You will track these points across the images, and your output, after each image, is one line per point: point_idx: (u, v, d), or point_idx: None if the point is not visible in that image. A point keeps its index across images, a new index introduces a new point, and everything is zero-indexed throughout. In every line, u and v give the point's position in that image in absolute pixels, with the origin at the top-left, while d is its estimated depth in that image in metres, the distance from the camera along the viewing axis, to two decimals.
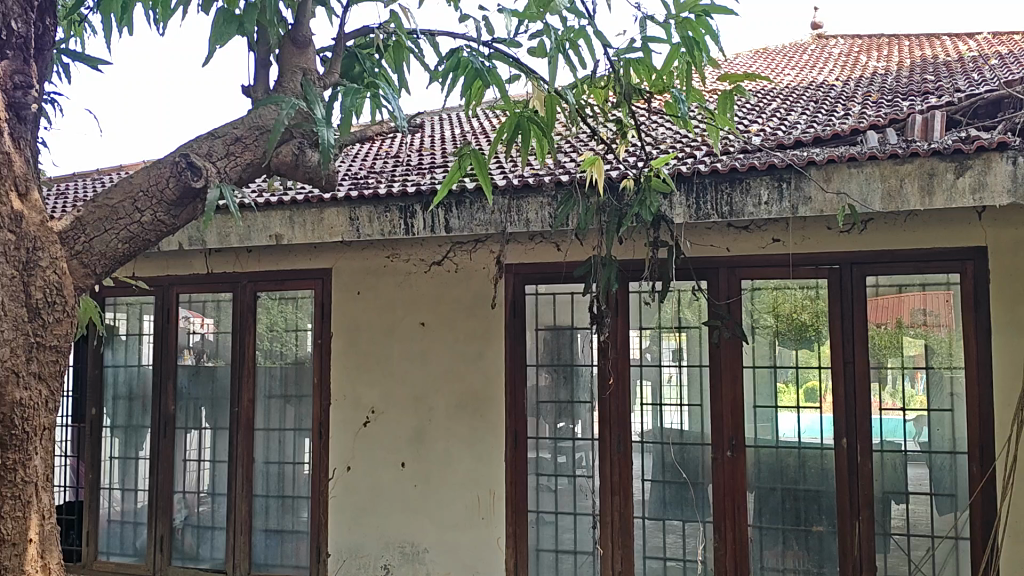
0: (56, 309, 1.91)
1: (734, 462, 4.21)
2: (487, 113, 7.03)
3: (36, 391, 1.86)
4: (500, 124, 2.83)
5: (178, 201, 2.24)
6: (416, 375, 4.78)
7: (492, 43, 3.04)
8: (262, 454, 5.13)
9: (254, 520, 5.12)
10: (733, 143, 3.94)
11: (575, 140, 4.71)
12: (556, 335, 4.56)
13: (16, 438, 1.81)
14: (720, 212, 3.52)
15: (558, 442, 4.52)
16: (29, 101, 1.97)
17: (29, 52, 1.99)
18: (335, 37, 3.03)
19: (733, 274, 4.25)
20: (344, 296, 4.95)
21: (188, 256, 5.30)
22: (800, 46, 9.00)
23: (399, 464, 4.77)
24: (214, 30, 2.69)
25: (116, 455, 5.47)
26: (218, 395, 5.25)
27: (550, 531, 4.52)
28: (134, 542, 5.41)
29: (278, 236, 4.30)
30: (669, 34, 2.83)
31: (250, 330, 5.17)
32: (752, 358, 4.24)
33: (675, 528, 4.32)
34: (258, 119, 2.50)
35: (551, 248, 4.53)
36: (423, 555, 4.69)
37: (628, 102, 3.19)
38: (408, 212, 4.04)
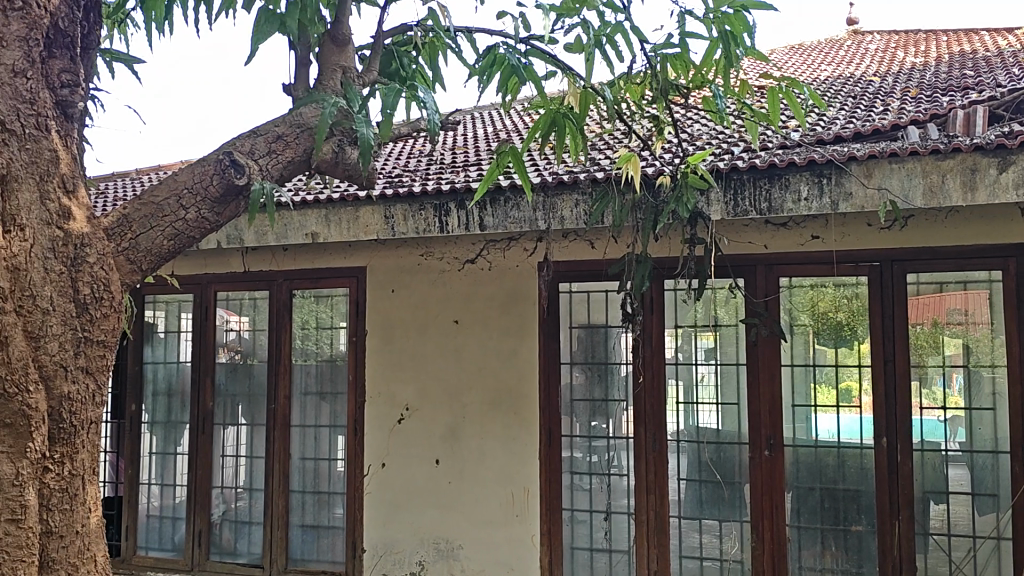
0: (103, 304, 1.93)
1: (773, 461, 4.18)
2: (519, 112, 7.03)
3: (83, 385, 1.89)
4: (535, 120, 2.82)
5: (221, 198, 2.27)
6: (449, 372, 4.80)
7: (529, 40, 3.05)
8: (298, 450, 5.16)
9: (290, 516, 5.16)
10: (772, 139, 3.92)
11: (610, 137, 4.69)
12: (591, 333, 4.54)
13: (64, 431, 1.84)
14: (759, 209, 3.49)
15: (593, 441, 4.50)
16: (76, 100, 1.99)
17: (75, 51, 2.02)
18: (373, 36, 3.05)
19: (770, 272, 4.21)
20: (378, 294, 4.97)
21: (226, 255, 5.35)
22: (835, 42, 8.89)
23: (433, 461, 4.79)
24: (254, 27, 2.74)
25: (155, 450, 5.54)
26: (254, 391, 5.29)
27: (584, 530, 4.50)
28: (173, 537, 5.47)
29: (314, 235, 4.34)
30: (707, 29, 2.82)
31: (286, 328, 5.21)
32: (790, 357, 4.21)
33: (712, 528, 4.30)
34: (299, 117, 2.54)
35: (585, 246, 4.51)
36: (458, 552, 4.71)
37: (666, 97, 3.18)
38: (443, 210, 4.05)
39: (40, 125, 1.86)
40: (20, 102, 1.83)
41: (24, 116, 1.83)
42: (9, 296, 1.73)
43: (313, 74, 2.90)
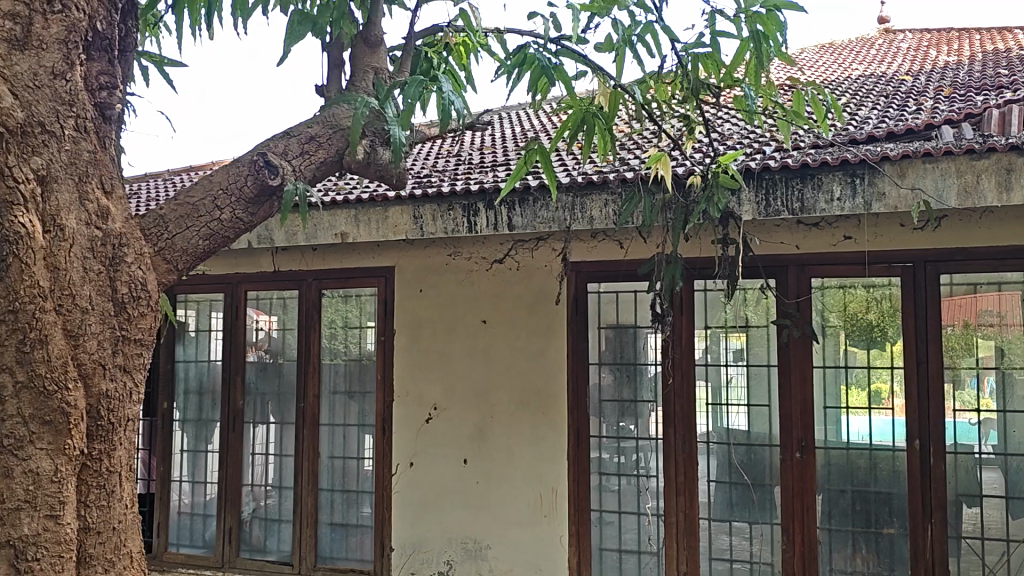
0: (141, 303, 1.96)
1: (804, 463, 4.15)
2: (548, 112, 7.02)
3: (121, 383, 1.91)
4: (564, 119, 2.82)
5: (256, 199, 2.30)
6: (477, 372, 4.81)
7: (559, 40, 3.06)
8: (327, 450, 5.20)
9: (319, 514, 5.19)
10: (803, 138, 3.89)
11: (639, 137, 4.68)
12: (620, 333, 4.53)
13: (102, 429, 1.86)
14: (791, 208, 3.47)
15: (621, 442, 4.49)
16: (114, 101, 2.02)
17: (113, 53, 2.05)
18: (405, 36, 3.06)
19: (802, 272, 4.19)
20: (406, 295, 4.99)
21: (256, 255, 5.39)
22: (868, 41, 8.80)
23: (462, 461, 4.81)
24: (288, 29, 2.78)
25: (187, 448, 5.60)
26: (284, 390, 5.32)
27: (613, 531, 4.50)
28: (203, 534, 5.53)
29: (344, 235, 4.37)
30: (738, 28, 2.82)
31: (315, 328, 5.24)
32: (822, 359, 4.18)
33: (742, 530, 4.28)
34: (332, 118, 2.56)
35: (614, 246, 4.50)
36: (486, 552, 4.71)
37: (696, 97, 3.16)
38: (472, 211, 4.05)
39: (79, 126, 1.88)
40: (60, 103, 1.83)
41: (64, 117, 1.84)
42: (49, 296, 1.75)
43: (345, 75, 2.93)
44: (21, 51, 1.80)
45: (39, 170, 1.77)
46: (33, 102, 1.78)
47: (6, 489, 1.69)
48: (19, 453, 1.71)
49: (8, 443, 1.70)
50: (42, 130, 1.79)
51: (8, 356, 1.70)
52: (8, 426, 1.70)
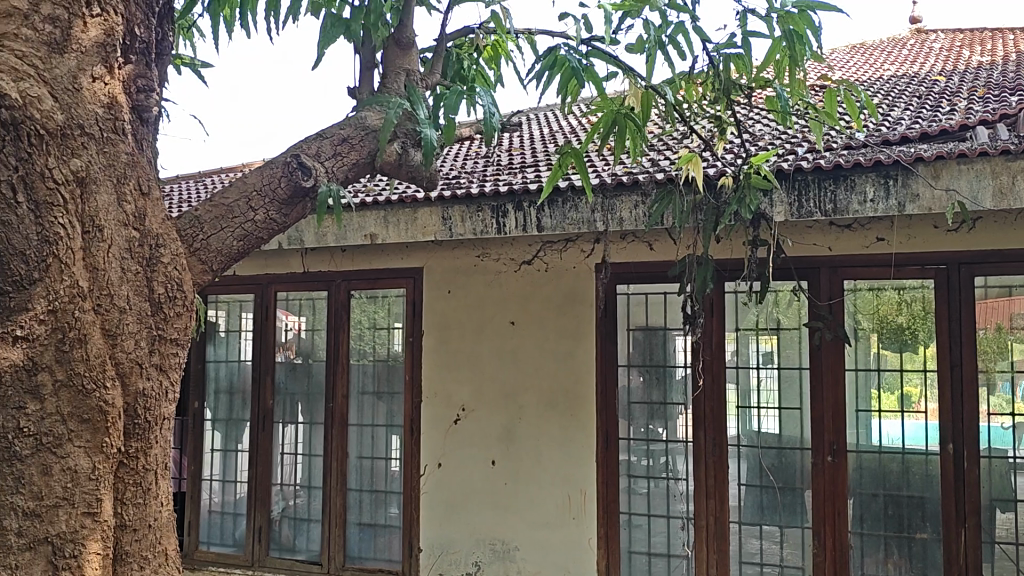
0: (177, 303, 1.99)
1: (836, 467, 4.12)
2: (577, 113, 7.01)
3: (158, 382, 1.93)
4: (595, 121, 2.82)
5: (289, 200, 2.32)
6: (506, 373, 4.81)
7: (590, 41, 3.05)
8: (356, 450, 5.23)
9: (348, 514, 5.22)
10: (836, 139, 3.86)
11: (669, 138, 4.67)
12: (649, 335, 4.52)
13: (140, 428, 1.89)
14: (824, 210, 3.45)
15: (651, 445, 4.48)
16: (151, 103, 2.04)
17: (150, 57, 2.07)
18: (436, 38, 3.07)
19: (834, 274, 4.15)
20: (435, 295, 5.01)
21: (286, 255, 5.43)
22: (899, 42, 8.72)
23: (490, 462, 4.81)
24: (321, 32, 2.85)
25: (217, 447, 5.66)
26: (313, 390, 5.36)
27: (642, 534, 4.48)
28: (233, 533, 5.57)
29: (373, 236, 4.39)
30: (771, 28, 2.81)
31: (345, 328, 5.27)
32: (854, 362, 4.15)
33: (773, 534, 4.25)
34: (364, 120, 2.58)
35: (644, 247, 4.49)
36: (514, 554, 4.72)
37: (728, 97, 3.15)
38: (501, 212, 4.05)
39: (118, 128, 1.90)
40: (99, 106, 1.85)
41: (102, 120, 1.85)
42: (88, 296, 1.77)
43: (377, 76, 2.95)
44: (60, 55, 1.82)
45: (80, 171, 1.78)
46: (73, 104, 1.79)
47: (45, 487, 1.70)
48: (58, 451, 1.72)
49: (48, 441, 1.71)
50: (82, 132, 1.79)
51: (48, 356, 1.71)
52: (48, 425, 1.71)
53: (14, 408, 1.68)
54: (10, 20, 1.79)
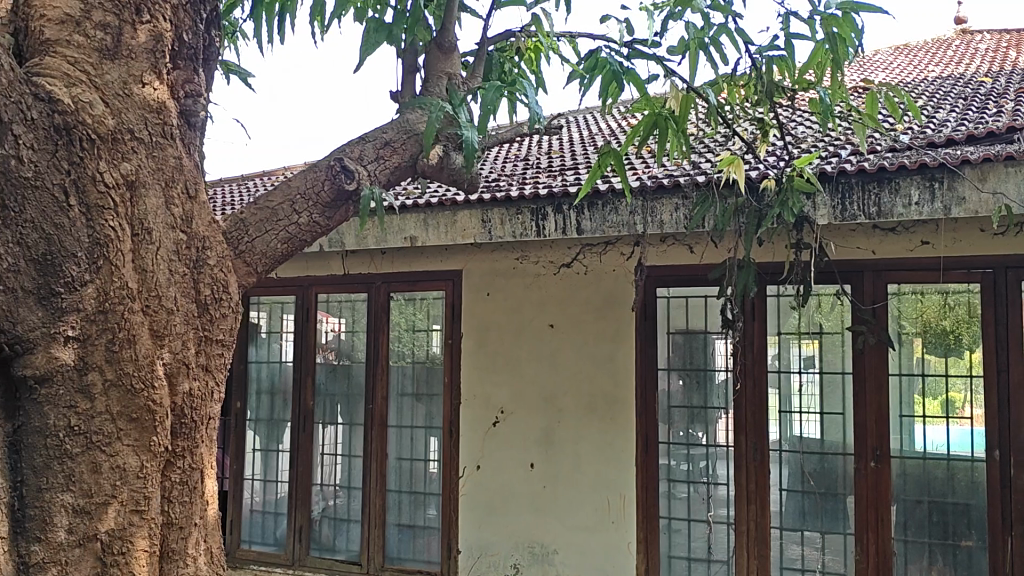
0: (223, 304, 2.03)
1: (879, 472, 4.07)
2: (616, 116, 7.01)
3: (203, 382, 1.97)
4: (636, 123, 2.81)
5: (332, 203, 2.34)
6: (545, 376, 4.81)
7: (632, 44, 3.05)
8: (395, 451, 5.26)
9: (387, 515, 5.25)
10: (881, 141, 3.82)
11: (710, 141, 4.65)
12: (689, 339, 4.49)
13: (186, 426, 1.92)
14: (867, 213, 3.41)
15: (691, 449, 4.45)
16: (198, 109, 2.07)
17: (198, 62, 2.11)
18: (478, 42, 3.10)
19: (878, 278, 4.10)
20: (473, 297, 5.03)
21: (327, 257, 5.48)
22: (944, 43, 8.59)
23: (529, 464, 4.82)
24: (364, 37, 2.87)
25: (259, 447, 5.73)
26: (353, 391, 5.40)
27: (681, 539, 4.46)
28: (275, 532, 5.63)
29: (413, 239, 4.42)
30: (813, 30, 2.80)
31: (384, 330, 5.31)
32: (898, 366, 4.09)
33: (814, 540, 4.21)
34: (407, 123, 2.60)
35: (684, 250, 4.47)
36: (553, 557, 4.71)
37: (770, 99, 3.13)
38: (540, 214, 4.05)
39: (166, 132, 1.92)
40: (148, 110, 1.88)
41: (152, 124, 1.88)
42: (138, 297, 1.79)
43: (419, 81, 2.97)
44: (112, 60, 1.86)
45: (130, 175, 1.81)
46: (122, 109, 1.83)
47: (95, 485, 1.72)
48: (107, 450, 1.74)
49: (97, 440, 1.72)
50: (132, 137, 1.83)
51: (97, 356, 1.73)
52: (98, 424, 1.73)
53: (65, 407, 1.71)
54: (63, 27, 1.83)
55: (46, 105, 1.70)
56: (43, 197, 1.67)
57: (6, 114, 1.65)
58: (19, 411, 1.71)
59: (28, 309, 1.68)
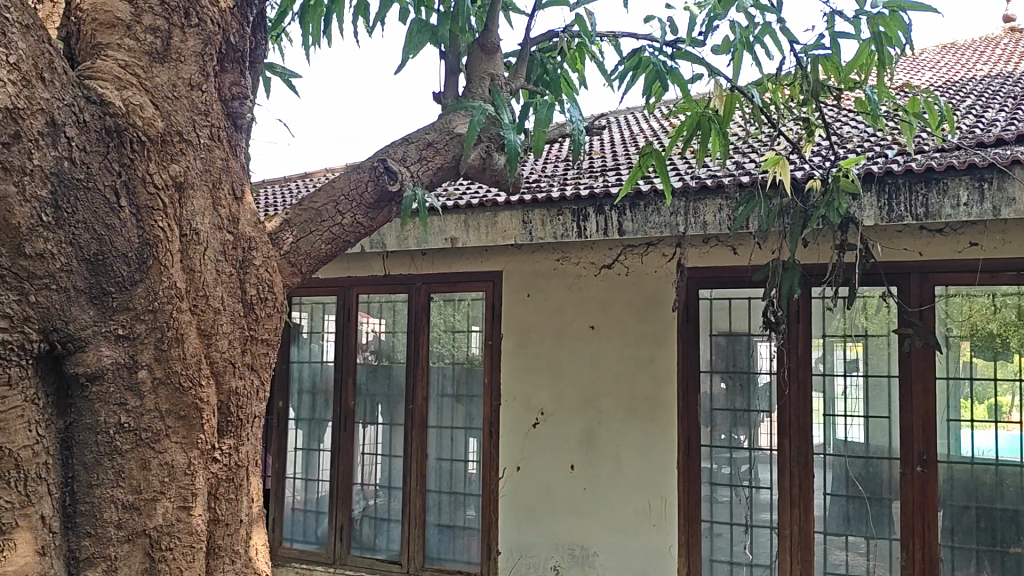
0: (268, 304, 2.05)
1: (925, 477, 4.00)
2: (657, 116, 6.97)
3: (249, 380, 2.00)
4: (679, 123, 2.79)
5: (376, 204, 2.35)
6: (585, 377, 4.80)
7: (676, 43, 3.04)
8: (435, 451, 5.28)
9: (427, 515, 5.27)
10: (928, 141, 3.77)
11: (752, 141, 4.61)
12: (732, 341, 4.46)
13: (232, 424, 1.94)
14: (914, 214, 3.36)
15: (734, 452, 4.41)
16: (245, 111, 2.11)
17: (245, 65, 2.15)
18: (521, 41, 3.10)
19: (925, 280, 4.04)
20: (514, 298, 5.04)
21: (367, 259, 5.52)
22: (992, 41, 8.44)
23: (568, 466, 4.81)
24: (408, 37, 2.93)
25: (301, 446, 5.79)
26: (393, 391, 5.43)
27: (723, 543, 4.43)
28: (316, 531, 5.68)
29: (453, 240, 4.45)
30: (859, 29, 2.78)
31: (425, 330, 5.33)
32: (946, 369, 4.02)
33: (859, 545, 4.16)
34: (448, 125, 2.63)
35: (727, 251, 4.43)
36: (594, 559, 4.70)
37: (816, 99, 3.10)
38: (581, 215, 4.04)
39: (214, 134, 1.95)
40: (197, 113, 1.91)
41: (200, 126, 1.91)
42: (185, 296, 1.82)
43: (462, 81, 2.99)
44: (161, 64, 1.89)
45: (178, 176, 1.84)
46: (172, 111, 1.85)
47: (144, 481, 1.74)
48: (156, 447, 1.76)
49: (147, 436, 1.75)
50: (180, 139, 1.86)
51: (147, 354, 1.75)
52: (147, 421, 1.75)
53: (116, 404, 1.72)
54: (114, 31, 1.87)
55: (98, 107, 1.71)
56: (96, 198, 1.67)
57: (62, 117, 1.63)
58: (71, 407, 1.72)
59: (80, 309, 1.67)
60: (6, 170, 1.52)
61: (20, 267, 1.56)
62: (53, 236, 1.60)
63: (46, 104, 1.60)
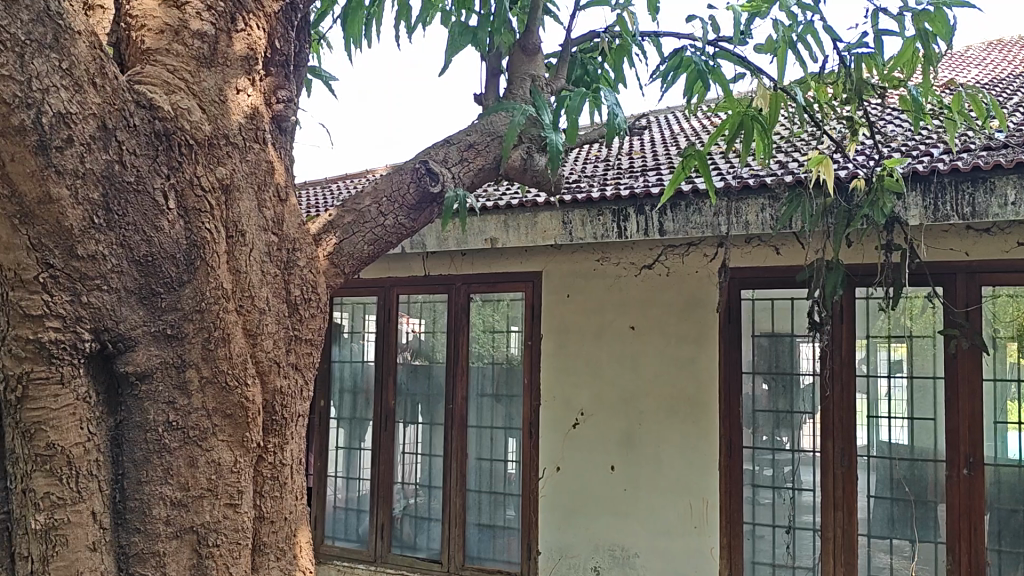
0: (311, 304, 2.08)
1: (971, 481, 3.94)
2: (698, 114, 6.93)
3: (294, 379, 2.02)
4: (722, 122, 2.78)
5: (417, 205, 2.37)
6: (625, 378, 4.79)
7: (718, 42, 3.04)
8: (475, 451, 5.30)
9: (467, 514, 5.30)
10: (974, 139, 3.71)
11: (794, 140, 4.58)
12: (775, 341, 4.43)
13: (277, 423, 1.97)
14: (961, 213, 3.32)
15: (776, 454, 4.38)
16: (290, 114, 2.14)
17: (288, 68, 2.18)
18: (562, 43, 3.12)
19: (971, 280, 3.98)
20: (553, 299, 5.04)
21: (408, 259, 5.56)
22: None
23: (609, 467, 4.80)
24: (450, 40, 3.00)
25: (342, 444, 5.84)
26: (433, 391, 5.46)
27: (766, 545, 4.40)
28: (357, 528, 5.73)
29: (493, 240, 4.47)
30: (904, 25, 2.74)
31: (465, 331, 5.35)
32: (993, 371, 3.96)
33: (903, 548, 4.11)
34: (490, 126, 2.65)
35: (770, 251, 4.40)
36: (635, 560, 4.69)
37: (860, 98, 3.06)
38: (622, 216, 4.04)
39: (259, 137, 1.98)
40: (242, 117, 1.94)
41: (245, 129, 1.94)
42: (232, 297, 1.85)
43: (503, 82, 3.01)
44: (208, 68, 1.92)
45: (225, 179, 1.87)
46: (219, 115, 1.88)
47: (191, 479, 1.77)
48: (204, 445, 1.79)
49: (194, 434, 1.78)
50: (227, 142, 1.88)
51: (194, 354, 1.78)
52: (194, 419, 1.78)
53: (164, 403, 1.75)
54: (162, 36, 1.90)
55: (148, 111, 1.74)
56: (145, 201, 1.70)
57: (112, 121, 1.66)
58: (121, 406, 1.75)
59: (131, 309, 1.70)
60: (58, 173, 1.57)
61: (72, 268, 1.60)
62: (104, 237, 1.64)
63: (97, 108, 1.63)
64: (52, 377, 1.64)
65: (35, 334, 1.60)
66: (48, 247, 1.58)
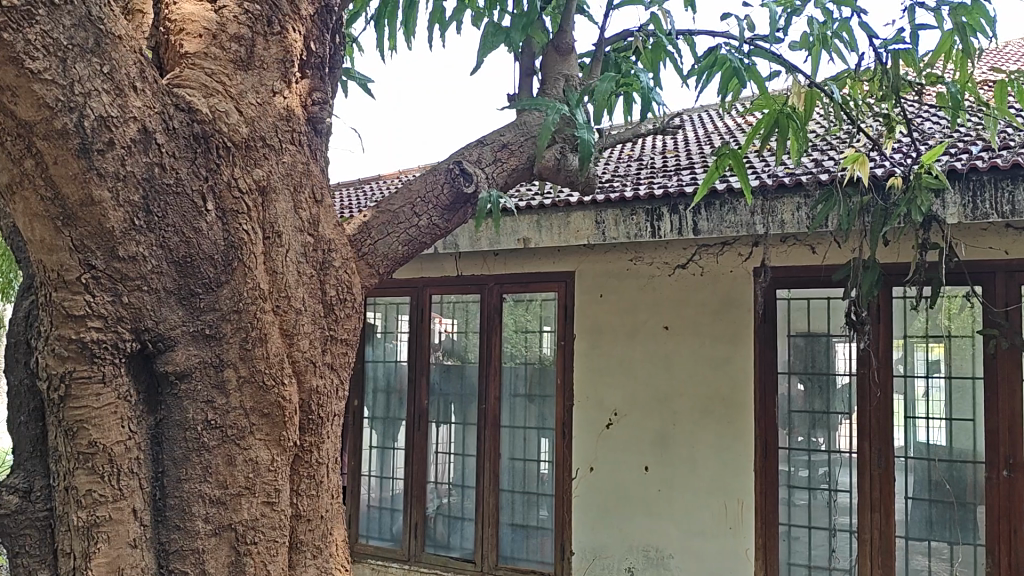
0: (347, 305, 2.10)
1: (1011, 482, 3.89)
2: (732, 112, 6.89)
3: (329, 379, 2.04)
4: (757, 121, 2.74)
5: (451, 205, 2.38)
6: (659, 378, 4.78)
7: (753, 39, 3.02)
8: (508, 451, 5.31)
9: (500, 514, 5.31)
10: (1014, 136, 3.66)
11: (828, 137, 4.54)
12: (811, 341, 4.39)
13: (314, 422, 1.99)
14: (1001, 211, 3.27)
15: (812, 455, 4.35)
16: (325, 115, 2.16)
17: (324, 71, 2.21)
18: (595, 42, 3.12)
19: (1011, 279, 3.93)
20: (586, 299, 5.03)
21: (440, 260, 5.58)
22: None
23: (643, 467, 4.79)
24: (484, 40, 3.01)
25: (375, 444, 5.87)
26: (466, 390, 5.47)
27: (801, 546, 4.37)
28: (391, 527, 5.75)
29: (526, 240, 4.48)
30: (942, 20, 2.71)
31: (497, 330, 5.36)
32: None
33: (942, 550, 4.05)
34: (523, 126, 2.66)
35: (806, 250, 4.37)
36: (669, 561, 4.67)
37: (897, 94, 3.03)
38: (655, 215, 4.02)
39: (295, 139, 2.00)
40: (278, 119, 1.96)
41: (281, 131, 1.96)
42: (269, 298, 1.86)
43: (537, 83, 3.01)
44: (244, 72, 1.94)
45: (262, 181, 1.88)
46: (255, 117, 1.90)
47: (230, 477, 1.79)
48: (241, 443, 1.81)
49: (232, 433, 1.80)
50: (263, 144, 1.90)
51: (232, 354, 1.80)
52: (232, 418, 1.80)
53: (203, 402, 1.77)
54: (200, 40, 1.92)
55: (186, 114, 1.76)
56: (184, 203, 1.72)
57: (152, 124, 1.68)
58: (161, 404, 1.78)
59: (170, 309, 1.73)
60: (100, 175, 1.59)
61: (113, 269, 1.64)
62: (145, 239, 1.67)
63: (138, 112, 1.65)
64: (93, 376, 1.68)
65: (77, 334, 1.64)
66: (90, 249, 1.62)
